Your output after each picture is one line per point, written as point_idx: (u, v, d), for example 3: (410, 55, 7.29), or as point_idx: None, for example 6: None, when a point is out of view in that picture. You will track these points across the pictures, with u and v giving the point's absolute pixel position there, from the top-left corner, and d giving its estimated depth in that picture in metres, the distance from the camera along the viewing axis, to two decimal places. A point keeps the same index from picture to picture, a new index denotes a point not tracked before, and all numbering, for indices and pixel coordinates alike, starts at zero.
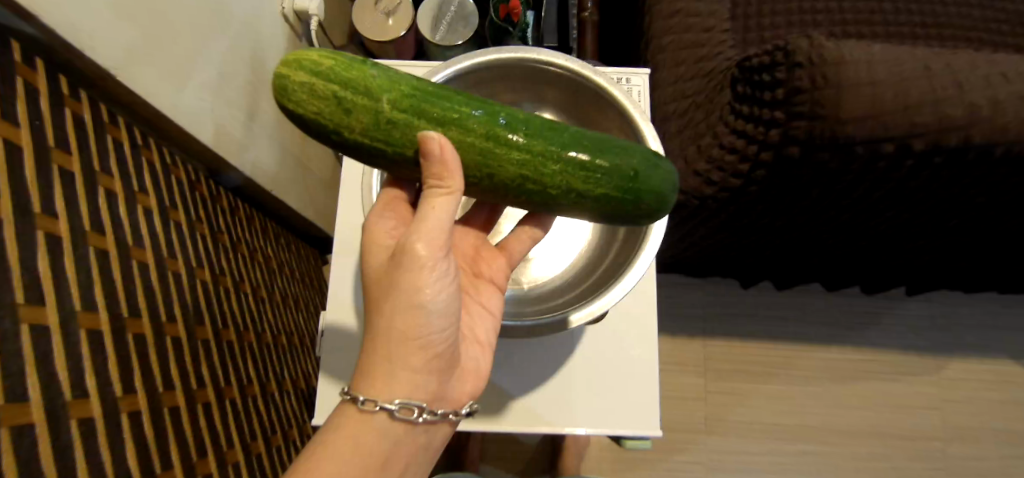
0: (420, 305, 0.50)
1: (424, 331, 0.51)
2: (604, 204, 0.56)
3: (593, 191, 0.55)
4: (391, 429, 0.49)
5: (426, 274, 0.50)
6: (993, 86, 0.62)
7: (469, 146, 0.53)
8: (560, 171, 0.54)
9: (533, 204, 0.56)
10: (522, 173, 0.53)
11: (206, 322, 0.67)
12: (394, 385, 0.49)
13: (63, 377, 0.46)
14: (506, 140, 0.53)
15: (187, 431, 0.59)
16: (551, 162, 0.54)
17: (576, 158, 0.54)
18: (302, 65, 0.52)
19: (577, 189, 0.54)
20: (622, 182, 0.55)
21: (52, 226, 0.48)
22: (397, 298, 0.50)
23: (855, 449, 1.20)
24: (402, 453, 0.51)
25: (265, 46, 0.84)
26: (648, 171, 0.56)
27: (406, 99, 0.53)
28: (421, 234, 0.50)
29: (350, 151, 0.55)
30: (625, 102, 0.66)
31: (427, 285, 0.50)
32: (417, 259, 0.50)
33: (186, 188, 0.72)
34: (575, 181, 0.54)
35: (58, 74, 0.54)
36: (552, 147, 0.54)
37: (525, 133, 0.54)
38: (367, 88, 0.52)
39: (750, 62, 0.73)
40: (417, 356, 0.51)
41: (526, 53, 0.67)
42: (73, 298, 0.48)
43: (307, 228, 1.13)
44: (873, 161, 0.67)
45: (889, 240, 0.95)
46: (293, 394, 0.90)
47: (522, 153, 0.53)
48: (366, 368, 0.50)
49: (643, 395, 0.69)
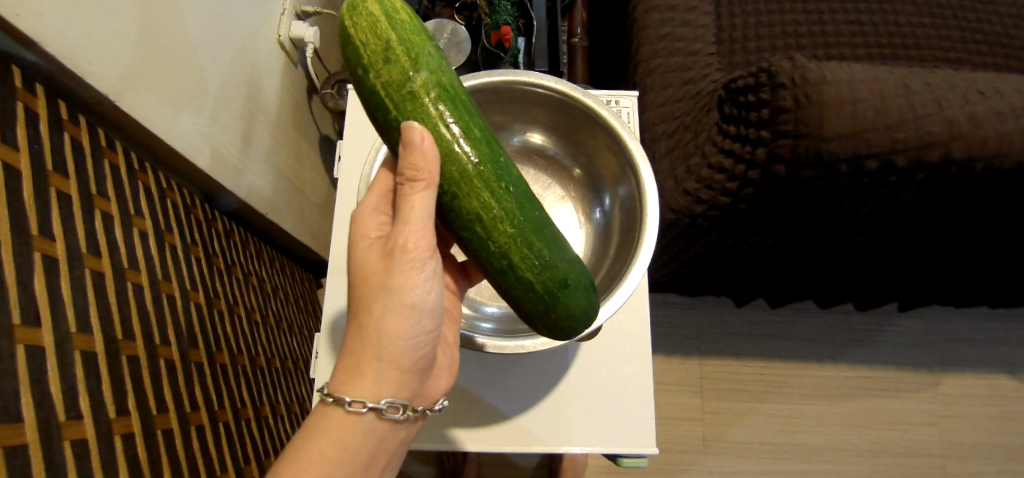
0: (411, 305, 0.51)
1: (414, 331, 0.52)
2: (524, 292, 0.53)
3: (523, 273, 0.52)
4: (376, 427, 0.51)
5: (416, 273, 0.51)
6: (971, 103, 0.64)
7: (454, 161, 0.51)
8: (510, 235, 0.51)
9: (471, 250, 0.53)
10: (477, 211, 0.51)
11: (200, 346, 0.67)
12: (382, 385, 0.51)
13: (58, 398, 0.45)
14: (483, 174, 0.51)
15: (181, 455, 0.58)
16: (507, 224, 0.51)
17: (528, 235, 0.52)
18: (384, 3, 0.51)
19: (511, 259, 0.51)
20: (552, 284, 0.52)
21: (48, 247, 0.48)
22: (390, 297, 0.51)
23: (853, 467, 1.20)
24: (384, 450, 0.53)
25: (261, 72, 0.86)
26: (578, 293, 0.54)
27: (438, 88, 0.51)
28: (411, 232, 0.51)
29: (364, 96, 0.53)
30: (615, 124, 0.67)
31: (416, 285, 0.51)
32: (409, 259, 0.51)
33: (181, 211, 0.73)
34: (516, 251, 0.51)
35: (57, 99, 0.55)
36: (516, 212, 0.51)
37: (505, 186, 0.51)
38: (417, 55, 0.50)
39: (735, 83, 0.75)
40: (405, 356, 0.52)
41: (516, 76, 0.68)
42: (69, 321, 0.48)
43: (301, 251, 1.13)
44: (859, 178, 0.69)
45: (879, 255, 0.96)
46: (287, 419, 0.89)
47: (494, 199, 0.51)
48: (352, 367, 0.51)
49: (639, 413, 0.69)
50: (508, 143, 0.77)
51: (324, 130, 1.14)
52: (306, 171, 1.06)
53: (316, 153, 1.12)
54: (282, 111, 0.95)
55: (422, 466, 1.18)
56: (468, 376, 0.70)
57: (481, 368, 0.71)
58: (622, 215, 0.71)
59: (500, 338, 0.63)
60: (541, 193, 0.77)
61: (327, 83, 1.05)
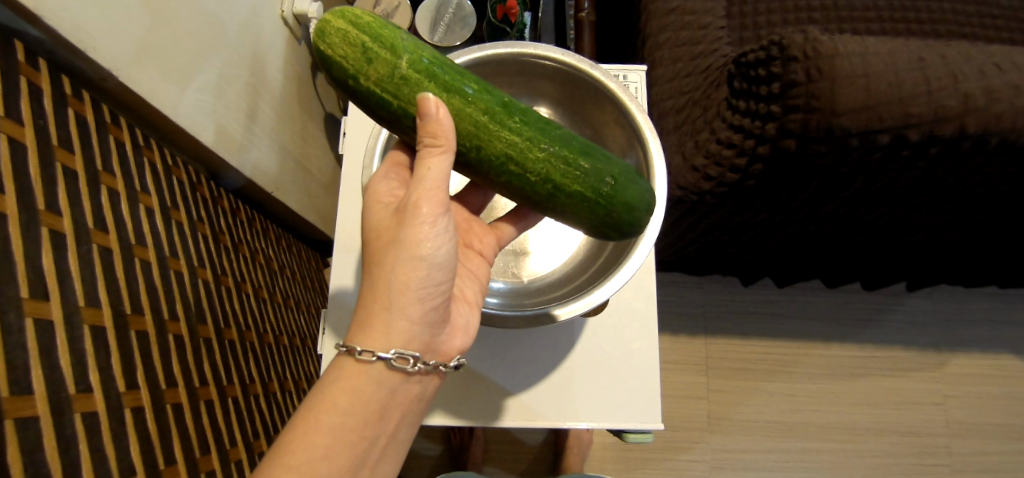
0: (422, 258, 0.51)
1: (424, 284, 0.51)
2: (581, 205, 0.55)
3: (569, 188, 0.54)
4: (387, 378, 0.50)
5: (429, 228, 0.51)
6: (988, 76, 0.63)
7: (468, 116, 0.52)
8: (544, 159, 0.53)
9: (513, 190, 0.54)
10: (507, 151, 0.52)
11: (209, 321, 0.67)
12: (391, 334, 0.50)
13: (67, 372, 0.46)
14: (497, 116, 0.52)
15: (191, 429, 0.59)
16: (537, 149, 0.53)
17: (560, 152, 0.54)
18: (346, 15, 0.51)
19: (555, 180, 0.53)
20: (599, 186, 0.55)
21: (56, 222, 0.48)
22: (401, 249, 0.50)
23: (857, 445, 1.20)
24: (398, 402, 0.52)
25: (264, 48, 0.85)
26: (627, 184, 0.56)
27: (424, 63, 0.51)
28: (424, 189, 0.51)
29: (362, 102, 0.53)
30: (622, 95, 0.66)
31: (427, 239, 0.51)
32: (422, 214, 0.51)
33: (187, 188, 0.73)
34: (553, 173, 0.53)
35: (60, 74, 0.55)
36: (542, 135, 0.53)
37: (520, 119, 0.53)
38: (393, 44, 0.51)
39: (745, 57, 0.73)
40: (414, 307, 0.51)
41: (523, 48, 0.67)
42: (77, 295, 0.48)
43: (307, 229, 1.13)
44: (870, 153, 0.67)
45: (888, 234, 0.95)
46: (296, 395, 0.90)
47: (515, 133, 0.52)
48: (364, 319, 0.51)
49: (645, 388, 0.69)
50: None
51: (329, 108, 1.13)
52: (312, 149, 1.06)
53: (322, 131, 1.12)
54: (286, 88, 0.95)
55: (429, 442, 1.20)
56: (472, 353, 0.70)
57: (484, 346, 0.71)
58: None
59: (499, 310, 0.63)
60: None
61: None
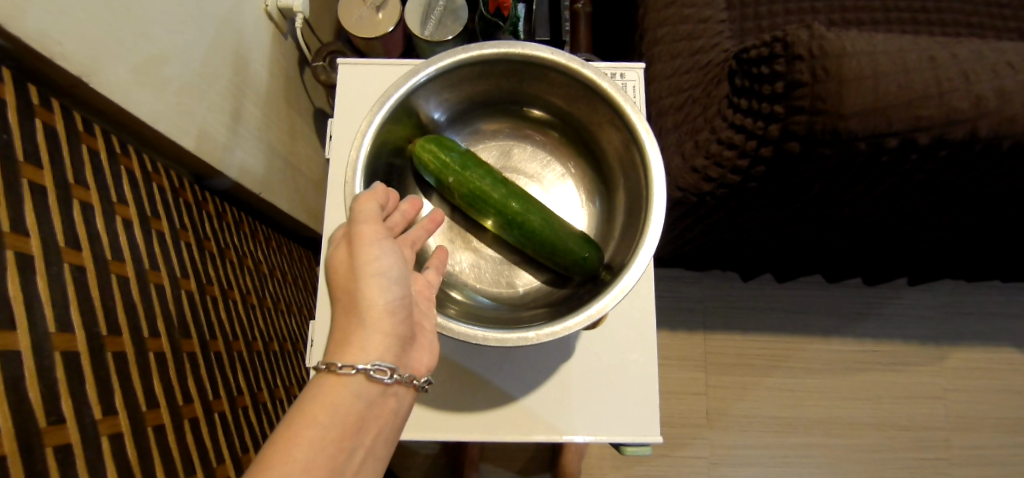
0: (377, 276, 0.49)
1: (384, 297, 0.49)
2: (578, 270, 0.60)
3: (566, 265, 0.60)
4: (365, 388, 0.46)
5: (375, 248, 0.50)
6: (1001, 77, 0.60)
7: (481, 215, 0.59)
8: (540, 250, 0.59)
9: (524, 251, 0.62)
10: (510, 239, 0.60)
11: (193, 335, 0.65)
12: (364, 349, 0.47)
13: (37, 403, 0.44)
14: (502, 222, 0.58)
15: (174, 450, 0.57)
16: (533, 244, 0.59)
17: (558, 242, 0.58)
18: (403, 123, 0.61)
19: (551, 260, 0.60)
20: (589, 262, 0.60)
21: (22, 245, 0.46)
22: (355, 274, 0.49)
23: (855, 441, 1.20)
24: (376, 418, 0.47)
25: (247, 46, 0.81)
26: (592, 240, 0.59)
27: (448, 177, 0.58)
28: (362, 219, 0.51)
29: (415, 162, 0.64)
30: (618, 97, 0.59)
31: (377, 257, 0.50)
32: (366, 237, 0.50)
33: (168, 195, 0.70)
34: (559, 239, 0.58)
35: (26, 83, 0.51)
36: (544, 230, 0.58)
37: (522, 223, 0.58)
38: (431, 155, 0.59)
39: (748, 54, 0.70)
40: (380, 322, 0.48)
41: (509, 48, 0.59)
42: (47, 321, 0.46)
43: (298, 229, 1.10)
44: (877, 156, 0.65)
45: (891, 232, 0.93)
46: (287, 402, 0.88)
47: (515, 233, 0.58)
48: (340, 342, 0.48)
49: (643, 401, 0.67)
50: (507, 118, 0.70)
51: (318, 103, 1.10)
52: (300, 147, 1.03)
53: (311, 127, 1.08)
54: (272, 85, 0.91)
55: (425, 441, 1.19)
56: (464, 364, 0.68)
57: (476, 357, 0.69)
58: (627, 198, 0.64)
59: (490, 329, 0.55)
60: (539, 171, 0.69)
61: (318, 55, 0.97)
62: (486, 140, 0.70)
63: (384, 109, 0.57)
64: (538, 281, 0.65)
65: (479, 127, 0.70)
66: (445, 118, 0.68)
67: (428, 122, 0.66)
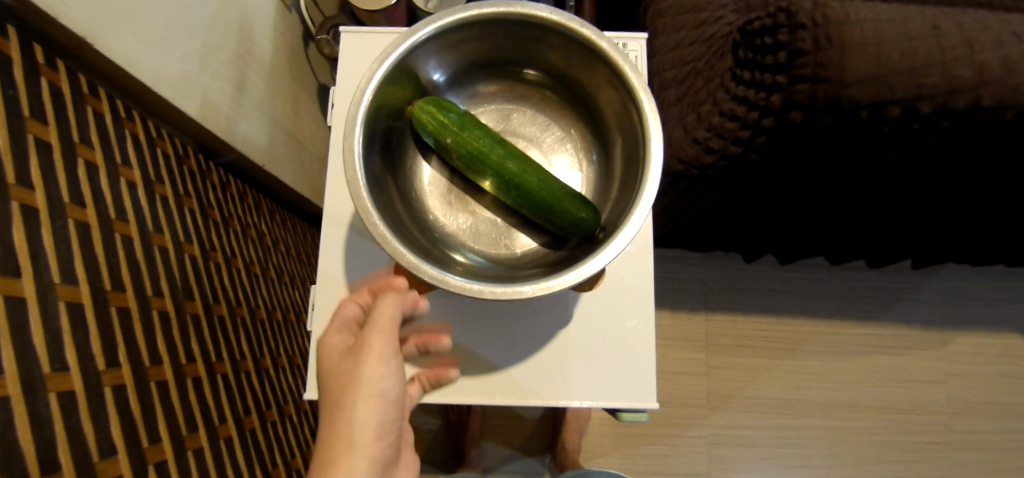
0: (380, 392, 0.52)
1: (381, 416, 0.52)
2: (577, 232, 0.60)
3: (565, 227, 0.60)
4: None
5: (383, 365, 0.52)
6: (1006, 45, 0.59)
7: (479, 176, 0.59)
8: (539, 211, 0.59)
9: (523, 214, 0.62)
10: (509, 201, 0.60)
11: (196, 297, 0.66)
12: (354, 467, 0.49)
13: (41, 351, 0.45)
14: (500, 182, 0.58)
15: (177, 406, 0.58)
16: (532, 205, 0.59)
17: (558, 203, 0.58)
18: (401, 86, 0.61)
19: (551, 222, 0.60)
20: (587, 223, 0.59)
21: (28, 197, 0.46)
22: (360, 387, 0.51)
23: (856, 423, 1.20)
24: None
25: (251, 16, 0.82)
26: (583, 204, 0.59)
27: (448, 138, 0.58)
28: (378, 329, 0.53)
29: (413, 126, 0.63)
30: (616, 56, 0.58)
31: (383, 374, 0.52)
32: (375, 351, 0.53)
33: (173, 162, 0.71)
34: (556, 200, 0.58)
35: (32, 42, 0.52)
36: (543, 191, 0.58)
37: (522, 182, 0.58)
38: (431, 117, 0.59)
39: (751, 26, 0.69)
40: (373, 441, 0.51)
41: (508, 7, 0.59)
42: (51, 272, 0.47)
43: (302, 205, 1.11)
44: (879, 125, 0.65)
45: (895, 211, 0.93)
46: (290, 371, 0.89)
47: (513, 193, 0.59)
48: (326, 454, 0.49)
49: (640, 367, 0.67)
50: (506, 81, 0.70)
51: (321, 78, 1.10)
52: (304, 122, 1.03)
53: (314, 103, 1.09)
54: (276, 58, 0.91)
55: (427, 417, 1.20)
56: (462, 331, 0.69)
57: (476, 322, 0.69)
58: (623, 156, 0.64)
59: (490, 284, 0.54)
60: (538, 135, 0.70)
61: (322, 28, 0.97)
62: (485, 103, 0.70)
63: (383, 66, 0.57)
64: (537, 243, 0.65)
65: (480, 91, 0.70)
66: (444, 80, 0.68)
67: (428, 84, 0.66)
